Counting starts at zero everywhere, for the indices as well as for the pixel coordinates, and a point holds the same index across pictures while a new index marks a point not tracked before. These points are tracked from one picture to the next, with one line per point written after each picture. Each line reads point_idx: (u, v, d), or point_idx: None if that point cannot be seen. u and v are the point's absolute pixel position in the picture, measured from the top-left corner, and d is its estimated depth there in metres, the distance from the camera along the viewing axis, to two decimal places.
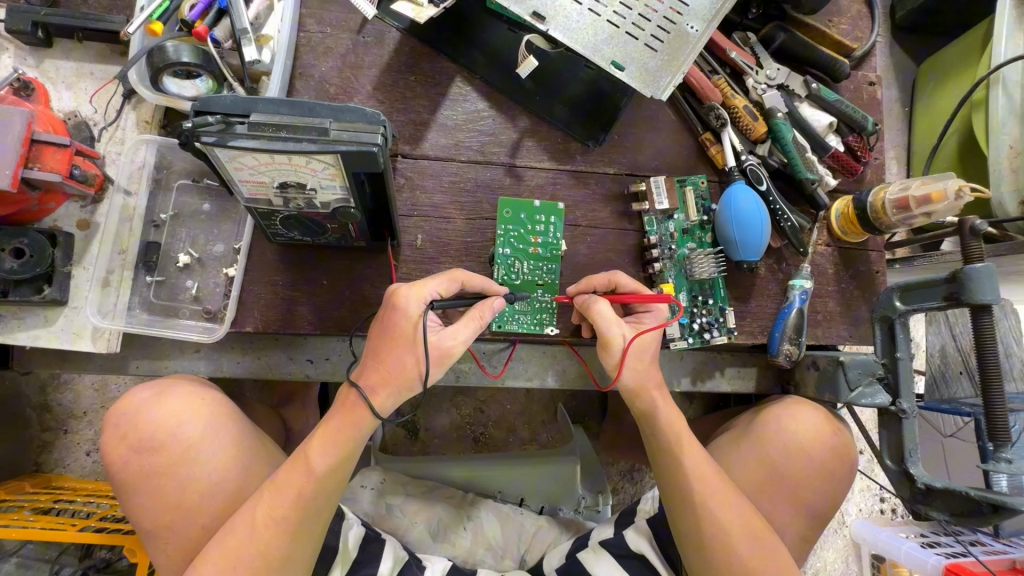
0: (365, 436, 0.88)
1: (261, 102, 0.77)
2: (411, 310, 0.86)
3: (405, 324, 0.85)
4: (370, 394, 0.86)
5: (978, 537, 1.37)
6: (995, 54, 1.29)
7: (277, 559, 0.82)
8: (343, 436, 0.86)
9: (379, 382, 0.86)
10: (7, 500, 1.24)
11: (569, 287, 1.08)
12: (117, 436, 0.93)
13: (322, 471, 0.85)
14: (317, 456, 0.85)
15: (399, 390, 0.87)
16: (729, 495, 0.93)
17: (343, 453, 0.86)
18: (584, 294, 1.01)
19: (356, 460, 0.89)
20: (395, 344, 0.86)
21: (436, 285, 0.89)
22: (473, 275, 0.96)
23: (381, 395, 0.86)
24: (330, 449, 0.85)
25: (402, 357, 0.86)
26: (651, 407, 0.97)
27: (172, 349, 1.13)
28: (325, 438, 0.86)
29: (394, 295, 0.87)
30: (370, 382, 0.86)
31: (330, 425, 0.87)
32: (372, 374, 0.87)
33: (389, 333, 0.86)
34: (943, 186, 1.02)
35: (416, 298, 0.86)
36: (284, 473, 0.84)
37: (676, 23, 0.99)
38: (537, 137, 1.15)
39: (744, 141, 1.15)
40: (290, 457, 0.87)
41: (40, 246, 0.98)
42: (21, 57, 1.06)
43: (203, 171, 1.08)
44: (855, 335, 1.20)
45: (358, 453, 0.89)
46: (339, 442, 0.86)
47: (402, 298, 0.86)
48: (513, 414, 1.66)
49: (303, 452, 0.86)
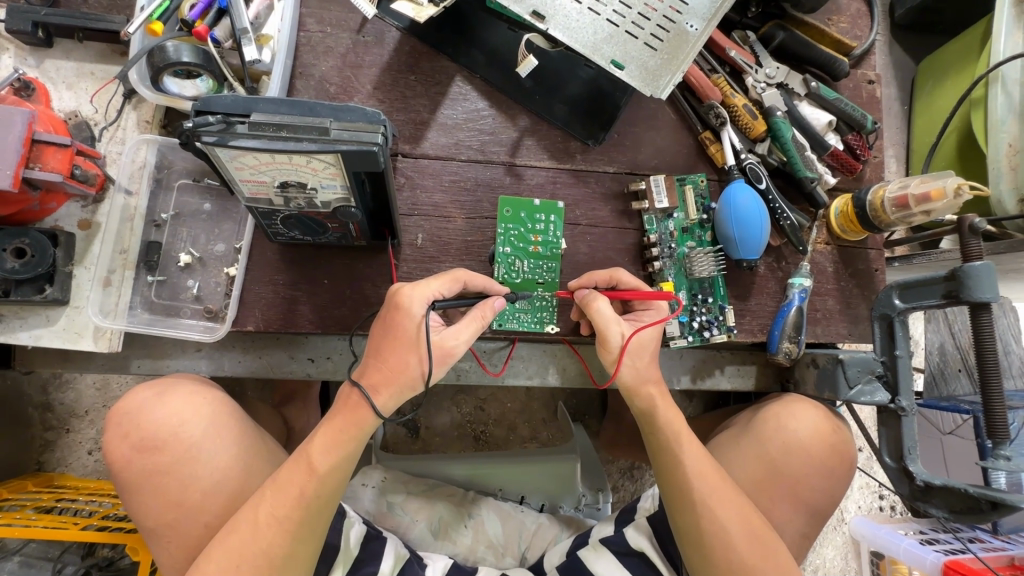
0: (366, 436, 0.88)
1: (262, 102, 0.77)
2: (414, 310, 0.86)
3: (408, 325, 0.86)
4: (373, 394, 0.87)
5: (976, 534, 1.37)
6: (994, 52, 1.29)
7: (279, 558, 0.83)
8: (344, 435, 0.86)
9: (381, 381, 0.87)
10: (9, 498, 1.25)
11: (568, 283, 1.08)
12: (119, 435, 0.93)
13: (324, 471, 0.85)
14: (319, 455, 0.85)
15: (401, 390, 0.87)
16: (730, 493, 0.94)
17: (344, 453, 0.86)
18: (585, 289, 1.01)
19: (357, 459, 0.90)
20: (397, 345, 0.86)
21: (439, 286, 0.89)
22: (474, 275, 0.96)
23: (383, 394, 0.87)
24: (332, 449, 0.86)
25: (404, 356, 0.86)
26: (651, 405, 0.97)
27: (173, 349, 1.13)
28: (327, 437, 0.86)
29: (396, 295, 0.87)
30: (372, 382, 0.87)
31: (331, 424, 0.87)
32: (374, 374, 0.87)
33: (391, 333, 0.86)
34: (942, 184, 1.02)
35: (420, 298, 0.86)
36: (287, 473, 0.85)
37: (676, 22, 1.00)
38: (537, 136, 1.15)
39: (743, 140, 1.15)
40: (292, 456, 0.87)
41: (41, 246, 0.98)
42: (21, 58, 1.06)
43: (204, 171, 1.08)
44: (854, 334, 1.20)
45: (360, 452, 0.89)
46: (341, 442, 0.86)
47: (405, 298, 0.86)
48: (513, 413, 1.66)
49: (305, 451, 0.86)
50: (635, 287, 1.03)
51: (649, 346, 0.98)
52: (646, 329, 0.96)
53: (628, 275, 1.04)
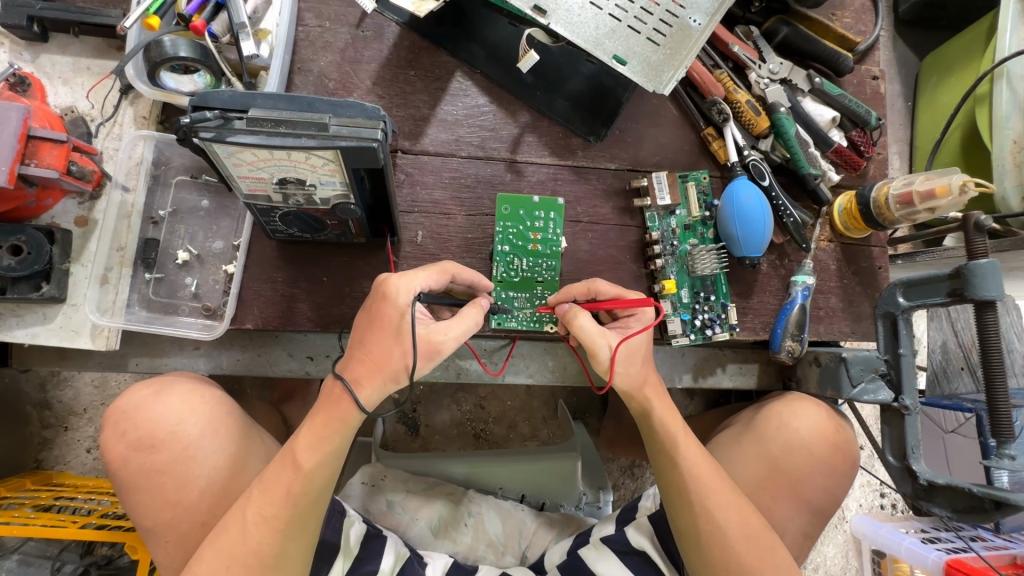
0: (352, 430, 0.86)
1: (259, 97, 0.76)
2: (399, 299, 0.82)
3: (391, 314, 0.82)
4: (356, 387, 0.84)
5: (978, 532, 1.37)
6: (1000, 47, 1.28)
7: (271, 557, 0.82)
8: (328, 431, 0.84)
9: (364, 374, 0.84)
10: (9, 496, 1.25)
11: (551, 297, 1.06)
12: (117, 434, 0.93)
13: (309, 468, 0.83)
14: (304, 453, 0.84)
15: (384, 382, 0.84)
16: (724, 492, 0.93)
17: (330, 449, 0.85)
18: (564, 306, 0.99)
19: (345, 453, 0.88)
20: (381, 334, 0.83)
21: (427, 278, 0.86)
22: (461, 267, 0.95)
23: (366, 388, 0.84)
24: (316, 446, 0.84)
25: (388, 347, 0.83)
26: (650, 406, 0.96)
27: (172, 347, 1.12)
28: (311, 435, 0.84)
29: (383, 284, 0.83)
30: (354, 374, 0.84)
31: (315, 420, 0.85)
32: (357, 367, 0.84)
33: (374, 322, 0.83)
34: (947, 181, 1.00)
35: (406, 287, 0.83)
36: (274, 472, 0.84)
37: (679, 17, 0.98)
38: (538, 132, 1.14)
39: (746, 137, 1.14)
40: (279, 455, 0.85)
41: (38, 243, 0.97)
42: (16, 52, 1.05)
43: (202, 167, 1.07)
44: (856, 331, 1.20)
45: (348, 445, 0.87)
46: (325, 438, 0.84)
47: (391, 287, 0.83)
48: (514, 410, 1.66)
49: (290, 450, 0.84)
50: (614, 295, 0.98)
51: (641, 355, 0.95)
52: (634, 336, 0.93)
53: (608, 284, 1.00)
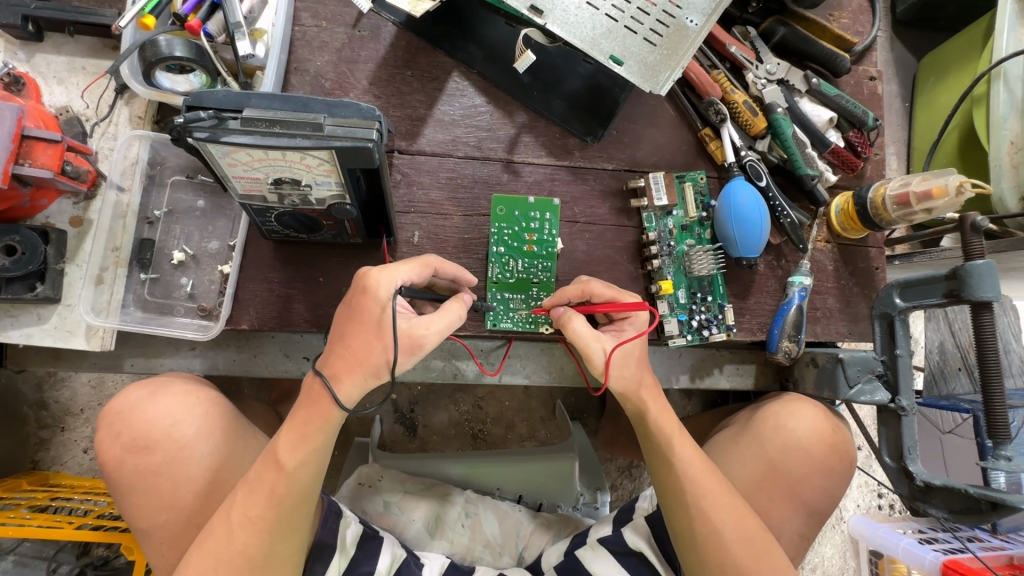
0: (334, 428, 0.86)
1: (254, 97, 0.76)
2: (379, 293, 0.82)
3: (372, 308, 0.82)
4: (334, 383, 0.83)
5: (975, 533, 1.37)
6: (997, 48, 1.28)
7: (259, 558, 0.82)
8: (310, 430, 0.84)
9: (343, 369, 0.83)
10: (5, 497, 1.24)
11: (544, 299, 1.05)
12: (110, 435, 0.93)
13: (292, 468, 0.83)
14: (286, 452, 0.83)
15: (365, 377, 0.84)
16: (720, 493, 0.92)
17: (313, 447, 0.84)
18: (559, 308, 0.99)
19: (330, 451, 0.88)
20: (362, 329, 0.83)
21: (408, 272, 0.86)
22: (444, 261, 0.94)
23: (345, 384, 0.83)
24: (299, 445, 0.84)
25: (368, 342, 0.82)
26: (642, 406, 0.96)
27: (168, 347, 1.12)
28: (293, 435, 0.84)
29: (363, 278, 0.83)
30: (334, 370, 0.83)
31: (296, 419, 0.85)
32: (336, 362, 0.84)
33: (355, 316, 0.83)
34: (944, 182, 1.01)
35: (386, 281, 0.83)
36: (257, 474, 0.83)
37: (675, 17, 0.98)
38: (535, 132, 1.14)
39: (743, 137, 1.14)
40: (262, 455, 0.85)
41: (32, 243, 0.96)
42: (11, 52, 1.05)
43: (198, 167, 1.07)
44: (854, 332, 1.19)
45: (331, 444, 0.87)
46: (308, 436, 0.84)
47: (372, 281, 0.83)
48: (512, 411, 1.66)
49: (272, 450, 0.84)
50: (609, 299, 0.98)
51: (636, 357, 0.96)
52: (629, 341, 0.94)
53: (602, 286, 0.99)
